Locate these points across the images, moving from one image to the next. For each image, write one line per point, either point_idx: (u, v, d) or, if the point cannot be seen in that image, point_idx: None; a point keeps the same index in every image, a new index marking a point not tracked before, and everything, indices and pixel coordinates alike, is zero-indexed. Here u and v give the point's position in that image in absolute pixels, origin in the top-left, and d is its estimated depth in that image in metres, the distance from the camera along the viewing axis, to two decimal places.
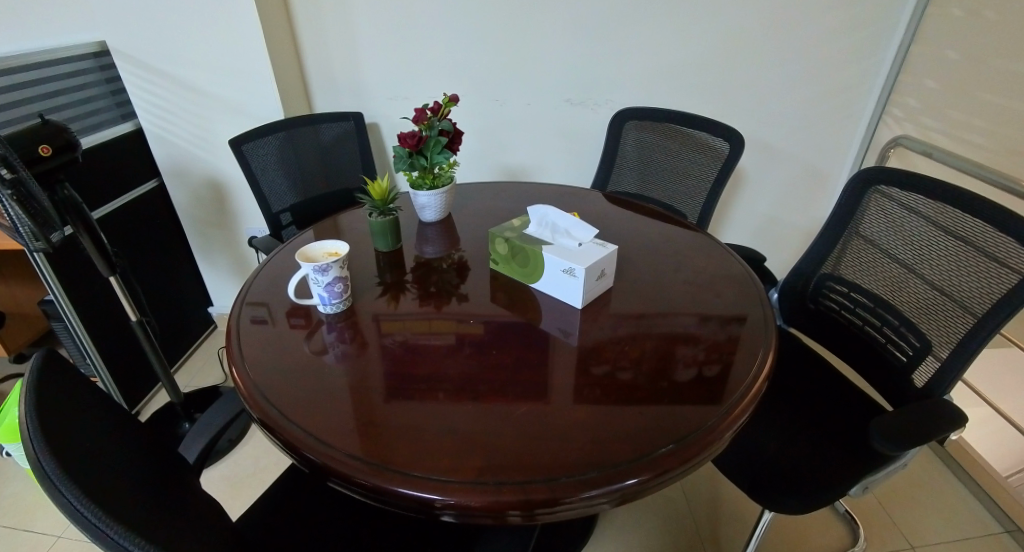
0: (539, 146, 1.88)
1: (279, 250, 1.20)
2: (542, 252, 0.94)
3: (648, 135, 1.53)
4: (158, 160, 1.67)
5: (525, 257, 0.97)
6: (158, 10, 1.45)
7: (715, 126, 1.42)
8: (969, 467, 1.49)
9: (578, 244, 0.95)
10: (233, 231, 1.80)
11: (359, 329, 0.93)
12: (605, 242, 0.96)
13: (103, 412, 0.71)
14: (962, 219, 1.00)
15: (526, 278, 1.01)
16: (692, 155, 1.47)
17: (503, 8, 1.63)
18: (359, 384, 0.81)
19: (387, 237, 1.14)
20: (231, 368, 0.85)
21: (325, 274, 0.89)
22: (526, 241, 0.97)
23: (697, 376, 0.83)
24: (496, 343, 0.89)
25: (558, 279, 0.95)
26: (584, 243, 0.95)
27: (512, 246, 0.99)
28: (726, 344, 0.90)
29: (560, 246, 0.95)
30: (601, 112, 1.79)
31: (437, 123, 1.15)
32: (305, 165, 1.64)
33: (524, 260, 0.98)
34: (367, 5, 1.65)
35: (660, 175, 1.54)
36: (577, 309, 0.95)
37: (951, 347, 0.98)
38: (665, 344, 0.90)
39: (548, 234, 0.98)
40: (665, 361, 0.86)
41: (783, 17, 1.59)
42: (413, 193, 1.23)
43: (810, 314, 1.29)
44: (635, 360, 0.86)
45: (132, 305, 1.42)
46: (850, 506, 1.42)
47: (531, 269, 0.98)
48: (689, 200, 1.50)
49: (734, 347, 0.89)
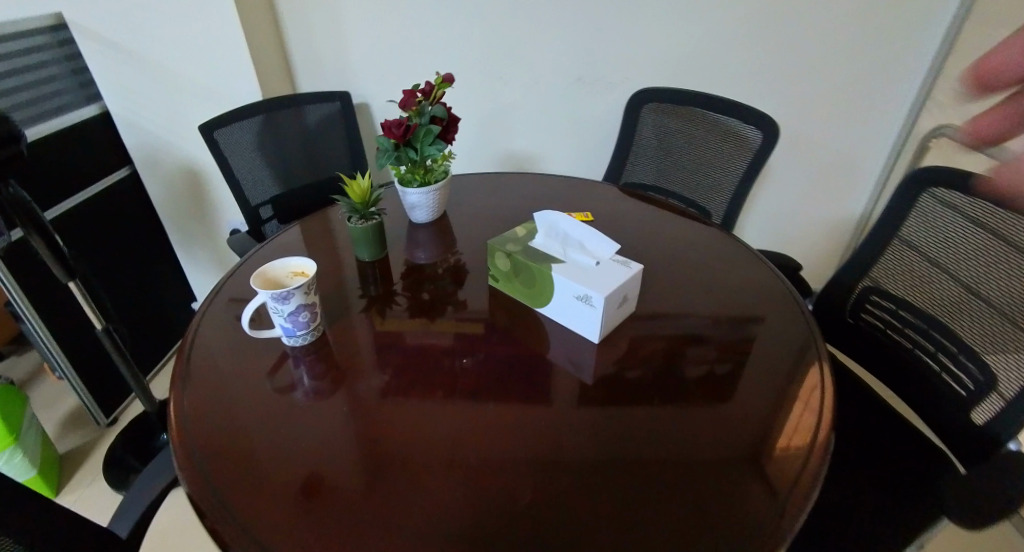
0: (548, 131, 1.69)
1: (250, 254, 1.05)
2: (550, 273, 0.77)
3: (669, 120, 1.34)
4: (130, 149, 1.51)
5: (532, 278, 0.81)
6: None
7: (746, 112, 1.23)
8: None
9: (597, 265, 0.78)
10: (212, 224, 1.65)
11: (335, 361, 0.80)
12: (628, 261, 0.80)
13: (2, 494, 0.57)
14: None
15: (532, 300, 0.85)
16: (717, 145, 1.28)
17: None
18: (316, 455, 0.66)
19: (370, 246, 0.98)
20: (170, 422, 0.71)
21: (287, 302, 0.74)
22: (532, 257, 0.80)
23: (707, 374, 0.76)
24: (493, 393, 0.73)
25: (570, 305, 0.78)
26: (604, 263, 0.79)
27: (512, 260, 0.82)
28: (738, 344, 0.82)
29: (572, 266, 0.78)
30: (617, 93, 1.59)
31: (428, 107, 0.99)
32: (286, 154, 1.48)
33: (529, 280, 0.82)
34: None
35: (682, 167, 1.35)
36: (593, 343, 0.79)
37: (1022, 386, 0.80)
38: (672, 343, 0.81)
39: (558, 248, 0.81)
40: (672, 358, 0.79)
41: None
42: (401, 191, 1.06)
43: (856, 329, 1.11)
44: (653, 369, 0.76)
45: (97, 311, 1.28)
46: None
47: (538, 293, 0.82)
48: (713, 196, 1.31)
49: (747, 347, 0.81)
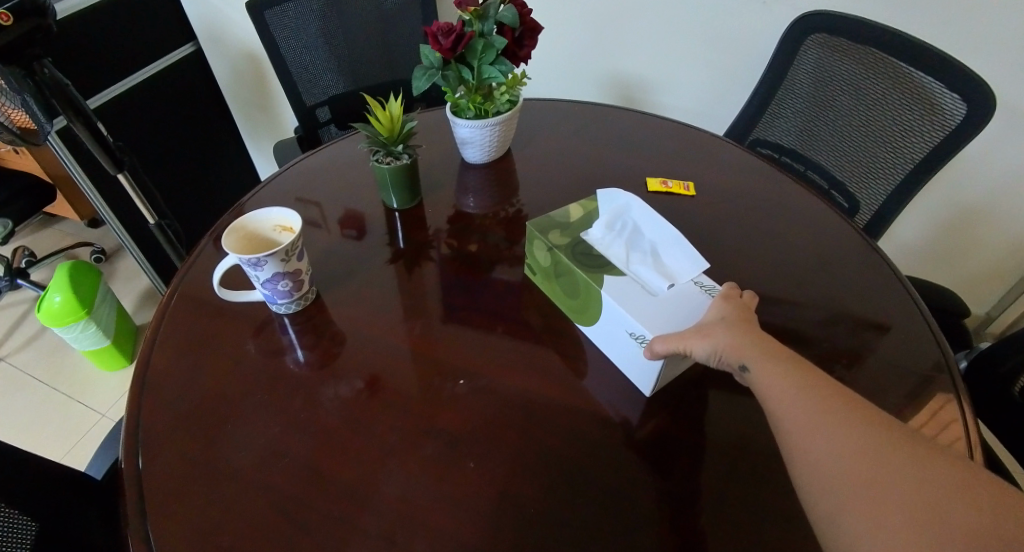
0: (668, 50, 1.32)
1: (288, 169, 0.92)
2: (599, 292, 0.56)
3: (842, 60, 0.94)
4: (194, 23, 1.36)
5: (576, 286, 0.60)
6: None
7: (964, 69, 0.82)
8: None
9: (668, 287, 0.57)
10: (276, 114, 1.52)
11: (323, 339, 0.64)
12: (714, 287, 0.58)
13: None
14: None
15: (572, 312, 0.64)
16: (900, 111, 0.89)
17: None
18: (267, 468, 0.52)
19: (399, 191, 0.78)
20: (133, 375, 0.61)
21: (261, 269, 0.57)
22: (580, 255, 0.60)
23: None
24: (503, 431, 0.54)
25: (619, 338, 0.56)
26: (678, 288, 0.57)
27: (554, 255, 0.62)
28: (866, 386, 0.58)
29: (630, 282, 0.57)
30: (776, 8, 1.15)
31: (497, 8, 0.73)
32: (350, 48, 1.27)
33: (572, 287, 0.61)
34: None
35: (835, 134, 0.97)
36: (644, 396, 0.57)
37: None
38: None
39: (622, 251, 0.60)
40: None
41: None
42: (453, 120, 0.82)
43: (1019, 422, 0.73)
44: (742, 449, 0.53)
45: (149, 205, 1.23)
46: None
47: (580, 306, 0.61)
48: (867, 182, 0.94)
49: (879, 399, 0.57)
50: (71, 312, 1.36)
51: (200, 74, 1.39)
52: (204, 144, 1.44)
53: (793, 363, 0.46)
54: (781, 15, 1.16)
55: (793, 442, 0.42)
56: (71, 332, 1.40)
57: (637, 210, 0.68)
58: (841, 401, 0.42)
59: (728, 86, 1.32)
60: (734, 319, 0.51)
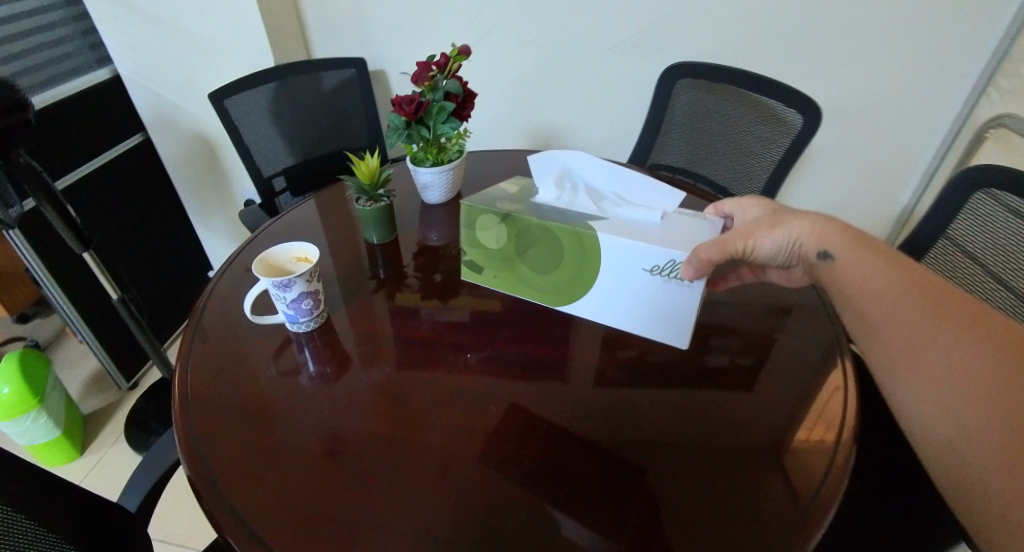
0: (574, 102, 1.69)
1: (265, 231, 1.06)
2: (593, 235, 0.71)
3: (707, 96, 1.25)
4: (141, 112, 1.48)
5: (569, 248, 0.75)
6: None
7: (792, 93, 1.14)
8: None
9: (658, 218, 0.74)
10: (229, 193, 1.64)
11: (338, 348, 0.78)
12: (697, 215, 0.77)
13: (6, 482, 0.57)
14: None
15: (567, 279, 0.79)
16: (755, 127, 1.20)
17: None
18: (321, 442, 0.64)
19: (380, 229, 0.94)
20: (174, 400, 0.70)
21: (289, 290, 0.71)
22: (564, 218, 0.74)
23: (728, 364, 0.75)
24: (502, 385, 0.71)
25: (631, 277, 0.72)
26: (662, 219, 0.74)
27: (530, 226, 0.76)
28: (765, 338, 0.79)
29: (623, 222, 0.73)
30: (650, 63, 1.57)
31: (443, 81, 0.94)
32: (302, 122, 1.44)
33: (548, 247, 0.77)
34: None
35: (712, 150, 1.27)
36: (681, 348, 0.76)
37: None
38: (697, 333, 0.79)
39: (592, 204, 0.77)
40: (696, 350, 0.76)
41: None
42: (414, 169, 1.01)
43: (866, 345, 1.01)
44: (678, 374, 0.72)
45: (111, 280, 1.29)
46: None
47: (570, 272, 0.77)
48: (744, 181, 1.24)
49: (773, 341, 0.79)
50: (20, 403, 1.34)
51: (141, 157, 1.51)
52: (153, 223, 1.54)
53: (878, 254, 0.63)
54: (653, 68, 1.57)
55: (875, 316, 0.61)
56: (18, 426, 1.37)
57: (578, 160, 0.83)
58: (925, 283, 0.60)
59: (625, 125, 1.70)
60: (781, 213, 0.72)
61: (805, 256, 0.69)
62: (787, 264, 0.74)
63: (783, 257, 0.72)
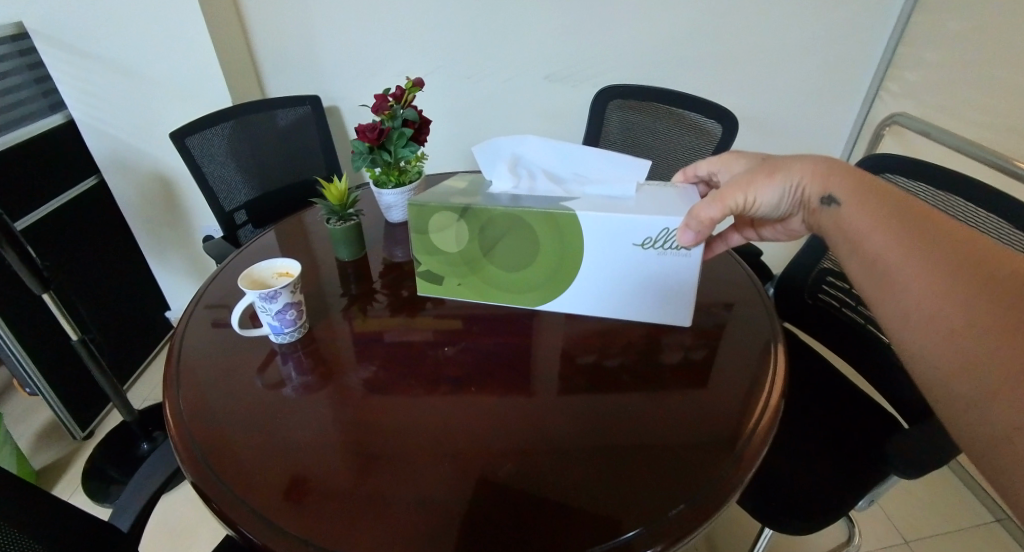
0: (519, 127, 1.86)
1: (230, 262, 1.11)
2: (574, 214, 0.77)
3: (637, 114, 1.45)
4: (96, 154, 1.64)
5: (556, 234, 0.80)
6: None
7: (708, 106, 1.34)
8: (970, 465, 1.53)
9: (631, 190, 0.82)
10: (185, 228, 1.82)
11: (320, 357, 0.84)
12: (667, 187, 0.85)
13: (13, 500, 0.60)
14: (955, 203, 0.93)
15: (559, 263, 0.84)
16: (682, 135, 1.40)
17: None
18: (318, 437, 0.70)
19: (349, 244, 1.04)
20: (168, 417, 0.75)
21: (275, 301, 0.80)
22: (541, 203, 0.80)
23: (684, 360, 0.82)
24: (477, 375, 0.80)
25: (625, 252, 0.80)
26: (635, 192, 0.82)
27: (507, 217, 0.80)
28: (712, 331, 0.89)
29: (600, 199, 0.81)
30: (582, 89, 1.78)
31: (400, 110, 1.03)
32: (261, 158, 1.50)
33: (522, 233, 0.81)
34: None
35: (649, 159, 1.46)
36: (685, 325, 0.88)
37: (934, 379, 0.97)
38: (651, 333, 0.87)
39: (557, 189, 0.83)
40: (652, 348, 0.84)
41: None
42: (378, 192, 1.10)
43: None
44: (630, 355, 0.83)
45: (71, 323, 1.29)
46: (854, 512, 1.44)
47: (564, 268, 0.84)
48: None
49: (721, 335, 0.88)
50: None
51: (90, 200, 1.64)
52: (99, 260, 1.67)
53: (889, 199, 0.60)
54: (587, 91, 1.78)
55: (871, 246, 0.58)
56: None
57: (525, 145, 0.87)
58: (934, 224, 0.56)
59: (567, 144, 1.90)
60: (780, 159, 0.70)
61: (807, 202, 0.66)
62: (787, 216, 0.73)
63: (786, 207, 0.70)
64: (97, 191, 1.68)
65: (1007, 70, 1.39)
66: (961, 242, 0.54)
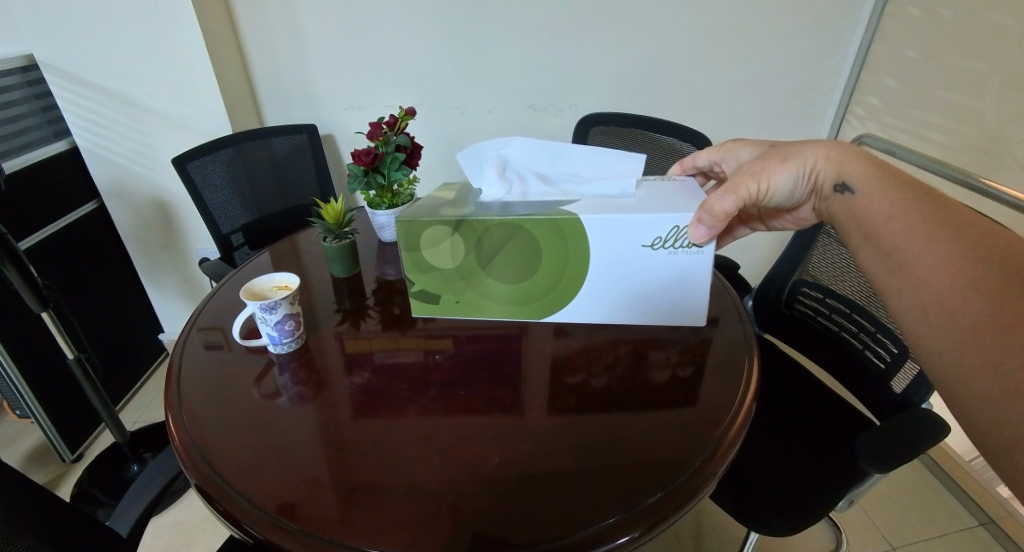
0: None
1: (227, 282, 1.15)
2: (582, 220, 0.81)
3: (617, 139, 1.54)
4: (96, 180, 1.69)
5: (562, 237, 0.83)
6: (97, 32, 1.47)
7: (681, 130, 1.43)
8: (953, 472, 1.57)
9: (633, 185, 0.88)
10: (181, 251, 1.86)
11: (314, 368, 0.88)
12: (668, 181, 0.93)
13: (20, 501, 0.63)
14: None
15: (569, 272, 0.88)
16: (659, 158, 1.49)
17: (461, 25, 1.70)
18: (316, 439, 0.74)
19: (344, 263, 1.10)
20: (168, 425, 0.78)
21: (274, 312, 0.86)
22: (538, 210, 0.84)
23: (671, 378, 0.84)
24: (465, 381, 0.84)
25: (635, 255, 0.84)
26: (635, 188, 0.89)
27: (506, 224, 0.83)
28: (698, 347, 0.91)
29: (600, 198, 0.86)
30: (564, 118, 1.88)
31: (393, 137, 1.10)
32: (258, 182, 1.56)
33: (523, 243, 0.85)
34: (320, 22, 1.70)
35: None
36: (701, 323, 0.94)
37: (918, 367, 1.01)
38: (637, 350, 0.90)
39: (554, 192, 0.88)
40: (639, 365, 0.87)
41: (727, 28, 1.71)
42: (372, 213, 1.16)
43: None
44: (609, 364, 0.87)
45: (67, 341, 1.31)
46: (840, 520, 1.47)
47: (572, 272, 0.88)
48: None
49: (706, 350, 0.90)
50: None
51: (85, 224, 1.67)
52: (94, 282, 1.70)
53: (889, 182, 0.67)
54: (569, 119, 1.88)
55: (879, 227, 0.65)
56: None
57: (509, 148, 0.95)
58: (937, 202, 0.63)
59: None
60: (791, 147, 0.77)
61: (822, 186, 0.74)
62: (800, 203, 0.80)
63: (800, 193, 0.78)
64: (95, 215, 1.72)
65: (965, 92, 1.50)
66: (959, 220, 0.60)
